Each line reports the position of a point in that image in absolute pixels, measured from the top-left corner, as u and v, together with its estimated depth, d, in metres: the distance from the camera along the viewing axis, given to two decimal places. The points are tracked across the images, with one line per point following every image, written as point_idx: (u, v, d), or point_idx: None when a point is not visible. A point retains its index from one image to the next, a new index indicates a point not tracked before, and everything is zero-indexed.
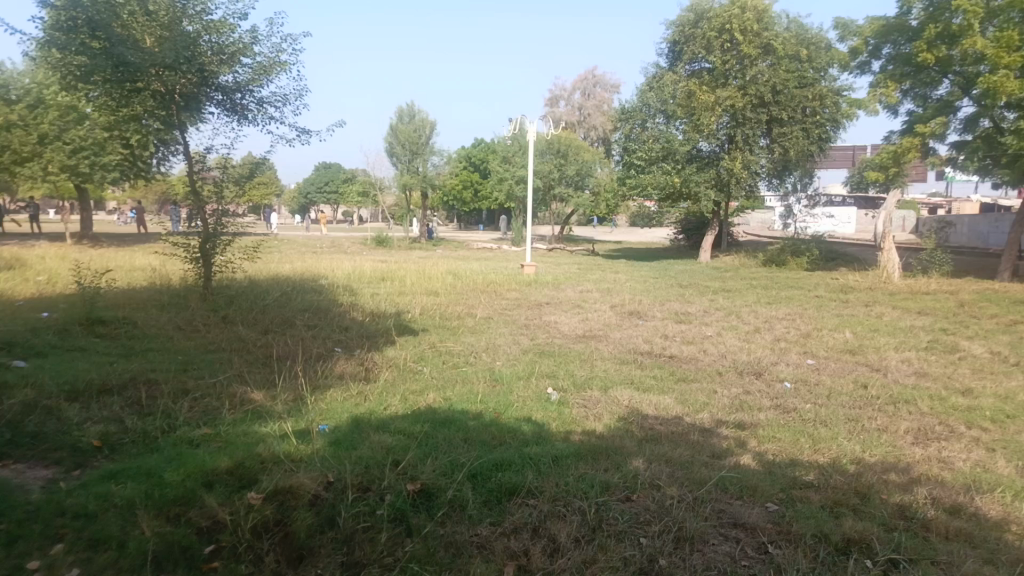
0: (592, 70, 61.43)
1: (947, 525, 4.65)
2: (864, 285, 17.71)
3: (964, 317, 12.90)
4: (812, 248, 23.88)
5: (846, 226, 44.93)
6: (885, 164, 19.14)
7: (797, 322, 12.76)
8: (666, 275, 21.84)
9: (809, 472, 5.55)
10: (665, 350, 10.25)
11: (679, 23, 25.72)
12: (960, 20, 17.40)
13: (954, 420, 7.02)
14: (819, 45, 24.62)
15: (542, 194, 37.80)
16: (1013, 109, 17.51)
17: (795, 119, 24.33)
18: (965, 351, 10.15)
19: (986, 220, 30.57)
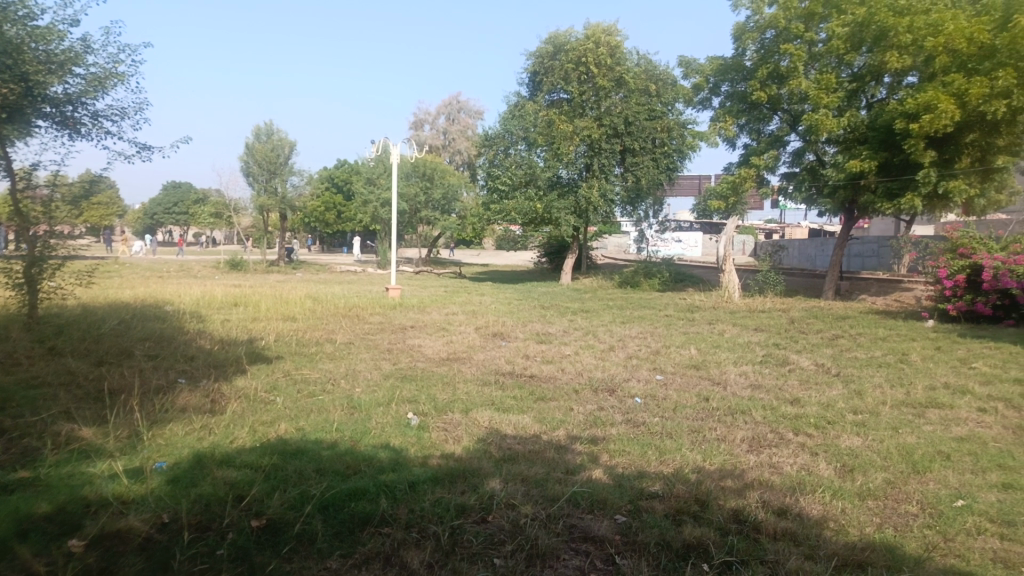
0: (456, 95, 61.97)
1: (775, 526, 5.05)
2: (708, 305, 19.01)
3: (794, 333, 14.14)
4: (663, 270, 25.35)
5: (694, 250, 48.25)
6: (725, 193, 20.68)
7: (648, 340, 13.45)
8: (529, 297, 22.40)
9: (655, 483, 5.84)
10: (526, 370, 10.45)
11: (538, 55, 26.72)
12: (787, 63, 19.26)
13: (783, 428, 7.65)
14: (666, 81, 26.26)
15: (407, 217, 37.63)
16: (832, 145, 19.49)
17: (646, 150, 25.84)
18: (794, 364, 11.12)
19: (813, 244, 33.73)
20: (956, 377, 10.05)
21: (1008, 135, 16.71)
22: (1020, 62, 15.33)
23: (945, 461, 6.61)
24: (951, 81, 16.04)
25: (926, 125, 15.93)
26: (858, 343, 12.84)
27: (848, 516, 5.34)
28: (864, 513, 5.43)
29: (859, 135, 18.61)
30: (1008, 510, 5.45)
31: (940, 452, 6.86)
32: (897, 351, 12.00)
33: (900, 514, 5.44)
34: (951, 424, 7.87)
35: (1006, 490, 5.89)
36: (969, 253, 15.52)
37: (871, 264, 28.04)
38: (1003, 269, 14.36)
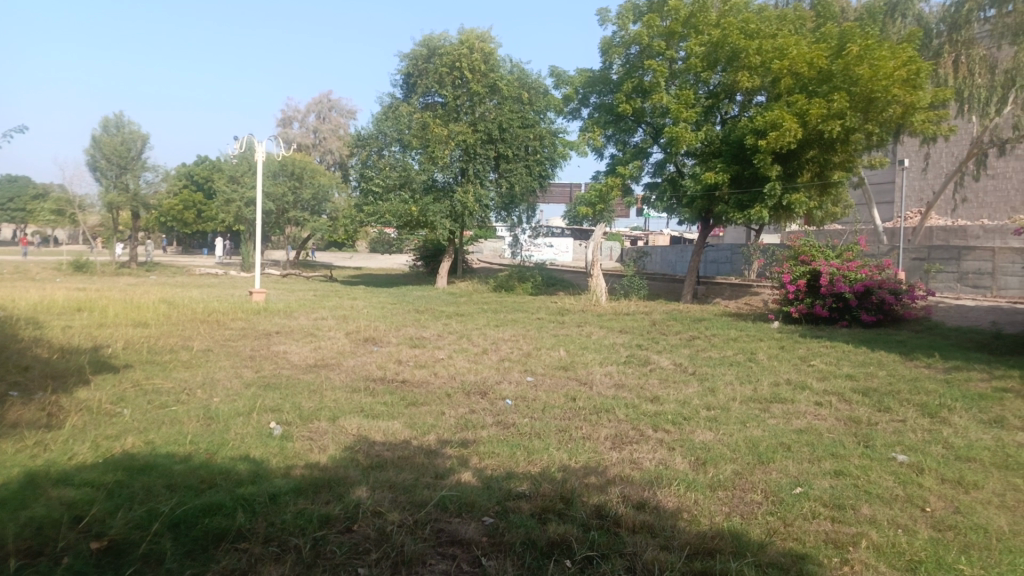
0: (327, 93, 60.36)
1: (635, 520, 5.28)
2: (578, 308, 19.62)
3: (656, 334, 14.88)
4: (535, 274, 25.90)
5: (565, 255, 49.69)
6: (593, 201, 21.38)
7: (519, 342, 13.69)
8: (402, 301, 22.19)
9: (523, 483, 5.96)
10: (397, 375, 10.33)
11: (412, 57, 26.47)
12: (650, 78, 20.27)
13: (644, 424, 8.03)
14: (539, 89, 26.77)
15: (274, 218, 36.20)
16: (690, 157, 20.66)
17: (519, 157, 26.30)
18: (655, 363, 11.70)
19: (674, 250, 35.56)
20: (797, 373, 10.95)
21: (842, 153, 18.43)
22: (852, 86, 17.05)
23: (786, 452, 7.18)
24: (795, 101, 17.46)
25: (773, 142, 17.26)
26: (712, 343, 13.70)
27: (700, 506, 5.68)
28: (715, 503, 5.79)
29: (714, 149, 19.86)
30: (838, 494, 6.00)
31: (782, 443, 7.45)
32: (746, 350, 12.91)
33: (747, 502, 5.86)
34: (792, 417, 8.57)
35: (837, 477, 6.48)
36: (809, 259, 16.98)
37: (725, 270, 29.94)
38: (838, 275, 16.01)
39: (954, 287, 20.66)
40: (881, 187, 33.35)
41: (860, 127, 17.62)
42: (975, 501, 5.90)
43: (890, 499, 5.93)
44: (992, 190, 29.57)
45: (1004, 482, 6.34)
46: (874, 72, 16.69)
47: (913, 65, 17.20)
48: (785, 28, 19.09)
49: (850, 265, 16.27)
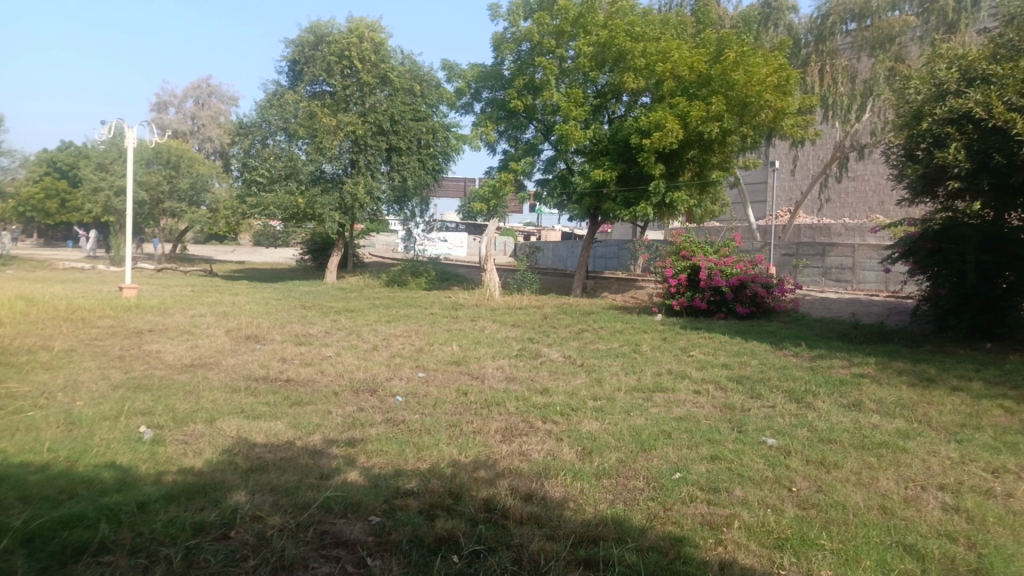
0: (206, 78, 57.42)
1: (522, 511, 5.34)
2: (471, 302, 19.62)
3: (547, 328, 15.13)
4: (429, 269, 25.73)
5: (459, 250, 49.67)
6: (487, 196, 21.40)
7: (411, 338, 13.55)
8: (289, 296, 21.46)
9: (411, 480, 5.90)
10: (281, 374, 9.95)
11: (298, 43, 25.54)
12: (540, 75, 20.52)
13: (533, 416, 8.14)
14: (430, 82, 26.50)
15: (147, 208, 34.02)
16: (580, 155, 21.09)
17: (411, 150, 26.02)
18: (545, 356, 11.89)
19: (565, 245, 36.28)
20: (678, 363, 11.44)
21: (719, 154, 19.41)
22: (729, 90, 17.99)
23: (667, 439, 7.48)
24: (676, 103, 18.17)
25: (657, 142, 17.90)
26: (600, 336, 14.07)
27: (585, 495, 5.83)
28: (599, 491, 5.95)
29: (602, 148, 20.36)
30: (714, 478, 6.31)
31: (663, 431, 7.75)
32: (632, 342, 13.35)
33: (630, 489, 6.05)
34: (672, 405, 8.93)
35: (713, 461, 6.81)
36: (689, 255, 17.78)
37: (613, 265, 30.82)
38: (716, 269, 16.85)
39: (819, 282, 22.22)
40: (756, 187, 35.38)
41: (736, 129, 18.60)
42: (835, 479, 6.36)
43: (761, 481, 6.30)
44: (852, 191, 32.00)
45: (860, 461, 6.87)
46: (748, 78, 17.65)
47: (784, 72, 18.29)
48: (668, 33, 19.84)
49: (726, 260, 17.15)
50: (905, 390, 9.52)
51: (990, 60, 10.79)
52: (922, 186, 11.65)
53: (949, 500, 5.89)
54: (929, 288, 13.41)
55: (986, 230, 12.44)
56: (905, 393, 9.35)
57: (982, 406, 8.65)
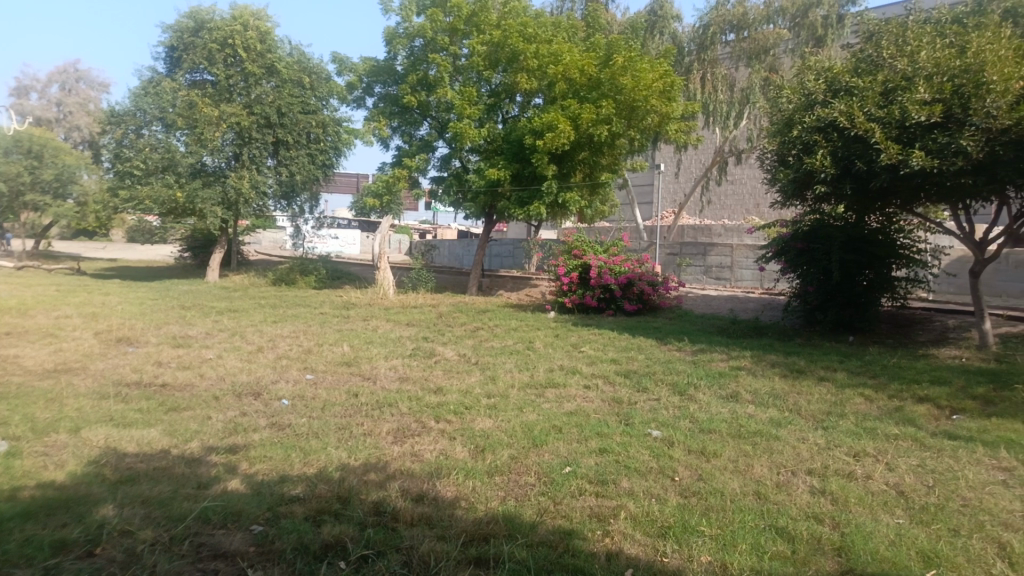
0: (72, 62, 53.39)
1: (413, 513, 5.27)
2: (363, 301, 19.23)
3: (441, 326, 15.04)
4: (319, 267, 25.04)
5: (351, 247, 48.66)
6: (380, 192, 20.98)
7: (299, 338, 13.11)
8: (167, 295, 20.30)
9: (297, 486, 5.70)
10: (157, 379, 9.37)
11: (177, 29, 24.23)
12: (434, 72, 20.40)
13: (426, 416, 8.05)
14: (320, 75, 25.65)
15: (5, 201, 31.21)
16: (475, 154, 21.08)
17: (300, 143, 25.11)
18: (439, 355, 11.81)
19: (460, 243, 36.27)
20: (570, 359, 11.67)
21: (609, 156, 19.98)
22: (618, 94, 18.53)
23: (557, 434, 7.59)
24: (568, 105, 18.55)
25: (549, 142, 18.20)
26: (495, 334, 14.14)
27: (477, 493, 5.82)
28: (491, 488, 5.96)
29: (496, 147, 20.50)
30: (602, 471, 6.47)
31: (554, 426, 7.87)
32: (525, 339, 13.50)
33: (521, 485, 6.10)
34: (564, 401, 9.09)
35: (602, 454, 6.98)
36: (581, 254, 18.13)
37: (508, 263, 31.06)
38: (605, 268, 17.32)
39: (701, 280, 23.29)
40: (643, 189, 36.66)
41: (625, 132, 19.18)
42: (715, 468, 6.67)
43: (646, 472, 6.51)
44: (731, 193, 33.79)
45: (737, 449, 7.24)
46: (636, 82, 18.24)
47: (669, 78, 18.99)
48: (559, 35, 20.21)
49: (616, 259, 17.66)
50: (777, 381, 10.12)
51: (852, 74, 11.61)
52: (793, 189, 12.39)
53: (816, 483, 6.30)
54: (799, 285, 14.33)
55: (848, 231, 13.42)
56: (777, 384, 9.94)
57: (845, 395, 9.33)
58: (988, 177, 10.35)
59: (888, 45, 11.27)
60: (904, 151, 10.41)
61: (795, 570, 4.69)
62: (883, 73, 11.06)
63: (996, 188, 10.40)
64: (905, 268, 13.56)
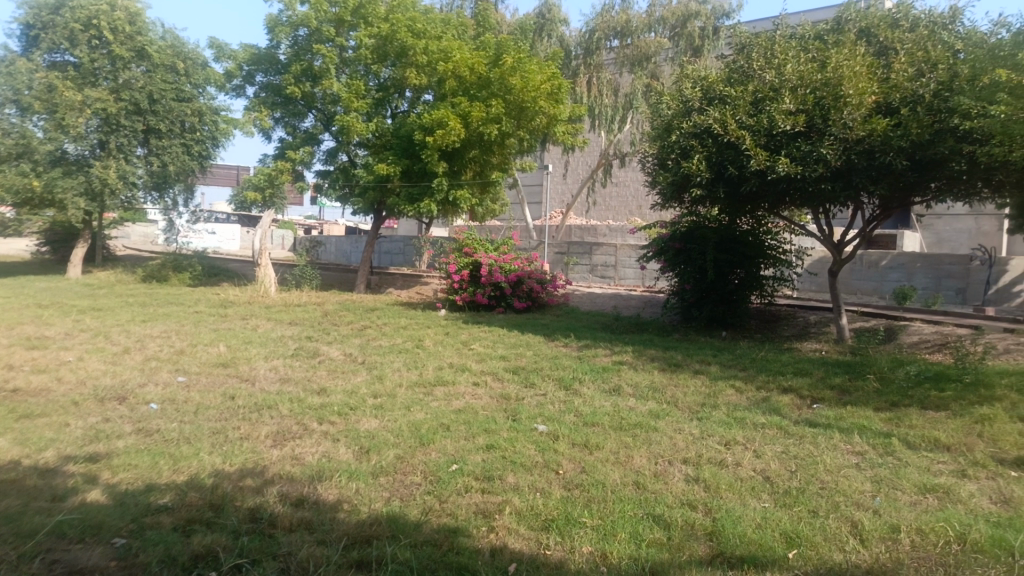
0: None
1: (292, 518, 5.09)
2: (243, 299, 18.42)
3: (326, 325, 14.63)
4: (194, 264, 23.79)
5: (231, 243, 46.54)
6: (262, 185, 20.13)
7: (171, 339, 12.37)
8: (20, 293, 18.64)
9: (165, 495, 5.36)
10: (5, 384, 8.56)
11: (33, 5, 22.34)
12: (319, 63, 19.81)
13: (308, 418, 7.80)
14: (196, 61, 24.26)
15: None
16: (362, 148, 20.64)
17: (173, 133, 23.65)
18: (323, 355, 11.49)
19: (348, 240, 35.46)
20: (458, 357, 11.64)
21: (498, 155, 20.11)
22: (507, 94, 18.67)
23: (445, 432, 7.56)
24: (458, 103, 18.52)
25: (439, 139, 18.13)
26: (382, 332, 13.90)
27: (360, 495, 5.69)
28: (375, 489, 5.85)
29: (385, 142, 20.17)
30: (488, 467, 6.49)
31: (441, 424, 7.83)
32: (414, 338, 13.36)
33: (406, 485, 6.03)
34: (452, 398, 9.07)
35: (489, 451, 7.01)
36: (471, 251, 18.08)
37: (397, 260, 30.65)
38: (495, 265, 17.43)
39: (588, 278, 23.91)
40: (532, 189, 37.22)
41: (514, 132, 19.35)
42: (597, 460, 6.85)
43: (531, 466, 6.59)
44: (616, 195, 34.86)
45: (618, 441, 7.47)
46: (524, 83, 18.45)
47: (556, 81, 19.33)
48: (448, 33, 20.12)
49: (505, 257, 17.80)
50: (657, 375, 10.53)
51: (726, 83, 12.23)
52: (672, 191, 12.93)
53: (690, 472, 6.60)
54: (677, 284, 14.98)
55: (722, 232, 14.17)
56: (657, 377, 10.35)
57: (718, 387, 9.84)
58: (844, 183, 11.22)
59: (757, 57, 11.95)
60: (771, 158, 11.13)
61: (671, 556, 4.88)
62: (754, 83, 11.70)
63: (851, 194, 11.31)
64: (773, 267, 14.45)
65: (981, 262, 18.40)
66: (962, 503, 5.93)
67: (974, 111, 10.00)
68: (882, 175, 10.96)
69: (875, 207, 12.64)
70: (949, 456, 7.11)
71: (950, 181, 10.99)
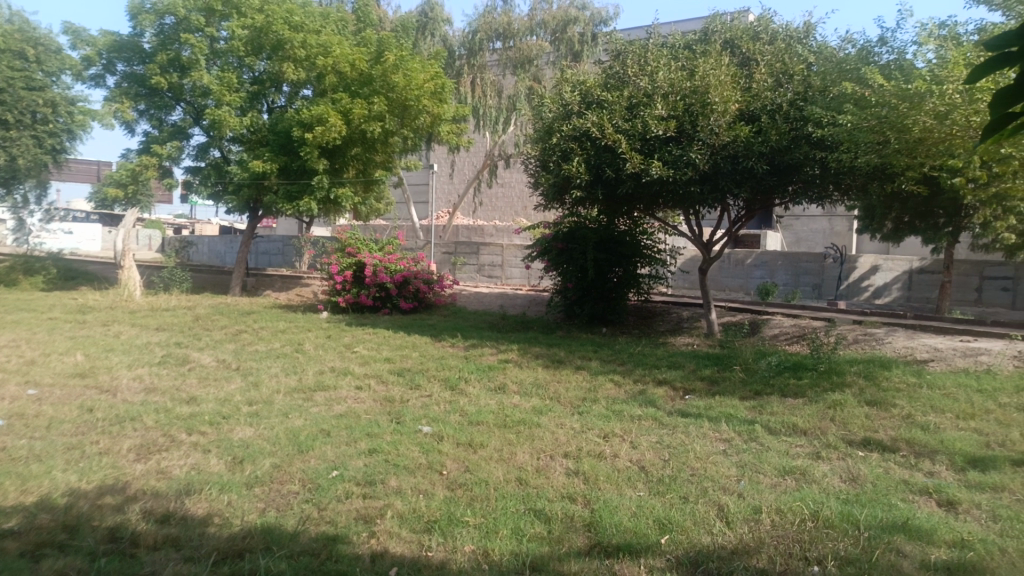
0: None
1: (156, 535, 4.82)
2: (104, 304, 17.19)
3: (198, 330, 13.92)
4: (49, 267, 22.05)
5: (91, 244, 43.36)
6: (124, 181, 18.85)
7: (21, 348, 11.37)
8: None
9: (10, 519, 4.92)
10: None
11: None
12: (188, 53, 18.82)
13: (176, 429, 7.37)
14: (48, 47, 22.39)
15: None
16: (236, 143, 19.77)
17: (22, 124, 21.67)
18: (194, 362, 10.91)
19: (223, 240, 33.87)
20: (340, 361, 11.37)
21: (382, 153, 19.82)
22: (390, 92, 18.42)
23: (325, 438, 7.36)
24: (339, 99, 18.11)
25: (319, 136, 17.66)
26: (259, 337, 13.37)
27: (232, 507, 5.45)
28: (249, 501, 5.62)
29: (260, 137, 19.42)
30: (370, 472, 6.38)
31: (321, 430, 7.62)
32: (293, 342, 12.93)
33: (283, 494, 5.82)
34: (333, 403, 8.86)
35: (371, 455, 6.89)
36: (354, 251, 17.71)
37: (276, 261, 29.53)
38: (380, 266, 17.16)
39: (475, 278, 24.02)
40: (417, 188, 36.96)
41: (397, 131, 19.12)
42: (480, 458, 6.89)
43: (414, 468, 6.54)
44: (502, 196, 35.25)
45: (501, 439, 7.55)
46: (407, 81, 18.27)
47: (439, 80, 19.25)
48: (328, 27, 19.60)
49: (390, 258, 17.58)
50: (541, 372, 10.74)
51: (602, 88, 12.61)
52: (553, 193, 13.20)
53: (571, 465, 6.77)
54: (560, 283, 15.33)
55: (601, 233, 14.61)
56: (540, 374, 10.54)
57: (598, 381, 10.16)
58: (711, 186, 11.86)
59: (632, 65, 12.41)
60: (645, 162, 11.57)
61: (551, 549, 4.99)
62: (629, 89, 12.14)
63: (718, 196, 11.98)
64: (649, 266, 15.06)
65: (834, 260, 20.03)
66: (816, 483, 6.41)
67: (825, 120, 11.00)
68: (745, 179, 11.73)
69: (740, 208, 13.40)
70: (806, 439, 7.68)
71: (806, 185, 11.75)
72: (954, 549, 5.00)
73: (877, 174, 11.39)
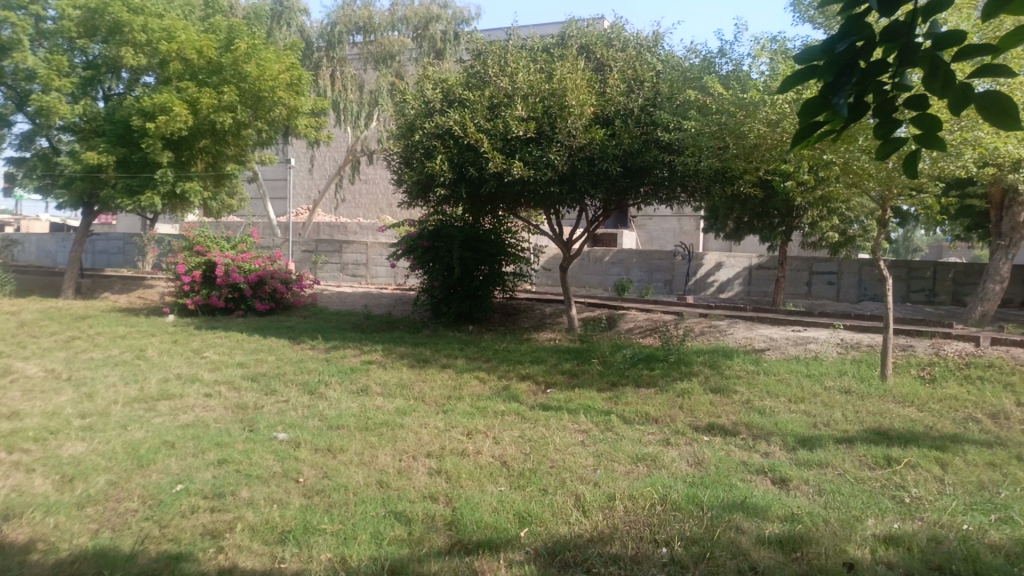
0: None
1: None
2: None
3: (22, 337, 12.62)
4: None
5: None
6: None
7: None
8: None
9: None
10: None
11: None
12: (8, 33, 17.10)
13: None
14: None
15: None
16: (67, 132, 18.11)
17: None
18: (17, 372, 9.88)
19: (54, 239, 30.90)
20: (188, 367, 10.69)
21: (234, 146, 18.83)
22: (241, 82, 17.51)
23: (169, 450, 6.90)
24: (185, 88, 17.00)
25: (162, 126, 16.51)
26: (96, 343, 12.32)
27: (60, 531, 4.99)
28: (80, 522, 5.17)
29: (95, 127, 17.78)
30: (219, 483, 6.04)
31: (165, 441, 7.14)
32: (135, 348, 12.02)
33: (120, 513, 5.40)
34: (179, 412, 8.32)
35: (220, 466, 6.53)
36: (204, 250, 16.73)
37: (116, 261, 27.32)
38: (233, 265, 16.31)
39: (337, 277, 23.39)
40: (275, 184, 35.50)
41: (251, 123, 18.23)
42: (340, 463, 6.72)
43: (268, 477, 6.27)
44: (365, 193, 34.58)
45: (363, 442, 7.40)
46: (261, 72, 17.43)
47: (296, 71, 18.54)
48: (172, 11, 18.36)
49: (244, 256, 16.79)
50: (405, 371, 10.62)
51: (464, 87, 12.68)
52: (417, 190, 13.11)
53: (433, 465, 6.75)
54: (425, 281, 15.25)
55: (466, 231, 14.67)
56: (404, 374, 10.44)
57: (463, 378, 10.21)
58: (570, 186, 12.20)
59: (492, 65, 12.53)
60: (507, 161, 11.74)
61: (411, 551, 4.95)
62: (490, 89, 12.27)
63: (576, 196, 12.33)
64: (512, 264, 15.28)
65: (683, 258, 21.23)
66: (665, 468, 6.78)
67: (672, 125, 11.64)
68: (601, 180, 12.14)
69: (597, 208, 13.88)
70: (657, 427, 8.10)
71: (655, 186, 12.50)
72: (785, 523, 5.45)
73: (719, 177, 12.17)
